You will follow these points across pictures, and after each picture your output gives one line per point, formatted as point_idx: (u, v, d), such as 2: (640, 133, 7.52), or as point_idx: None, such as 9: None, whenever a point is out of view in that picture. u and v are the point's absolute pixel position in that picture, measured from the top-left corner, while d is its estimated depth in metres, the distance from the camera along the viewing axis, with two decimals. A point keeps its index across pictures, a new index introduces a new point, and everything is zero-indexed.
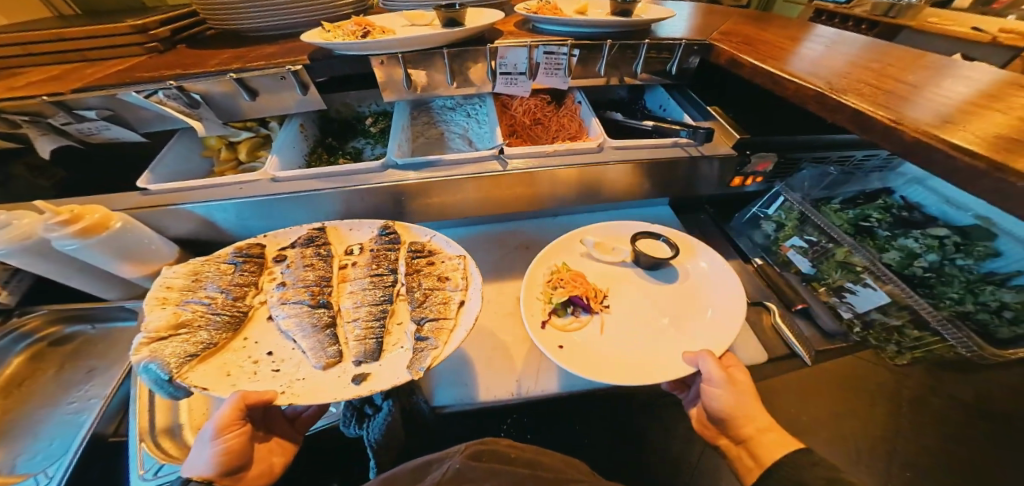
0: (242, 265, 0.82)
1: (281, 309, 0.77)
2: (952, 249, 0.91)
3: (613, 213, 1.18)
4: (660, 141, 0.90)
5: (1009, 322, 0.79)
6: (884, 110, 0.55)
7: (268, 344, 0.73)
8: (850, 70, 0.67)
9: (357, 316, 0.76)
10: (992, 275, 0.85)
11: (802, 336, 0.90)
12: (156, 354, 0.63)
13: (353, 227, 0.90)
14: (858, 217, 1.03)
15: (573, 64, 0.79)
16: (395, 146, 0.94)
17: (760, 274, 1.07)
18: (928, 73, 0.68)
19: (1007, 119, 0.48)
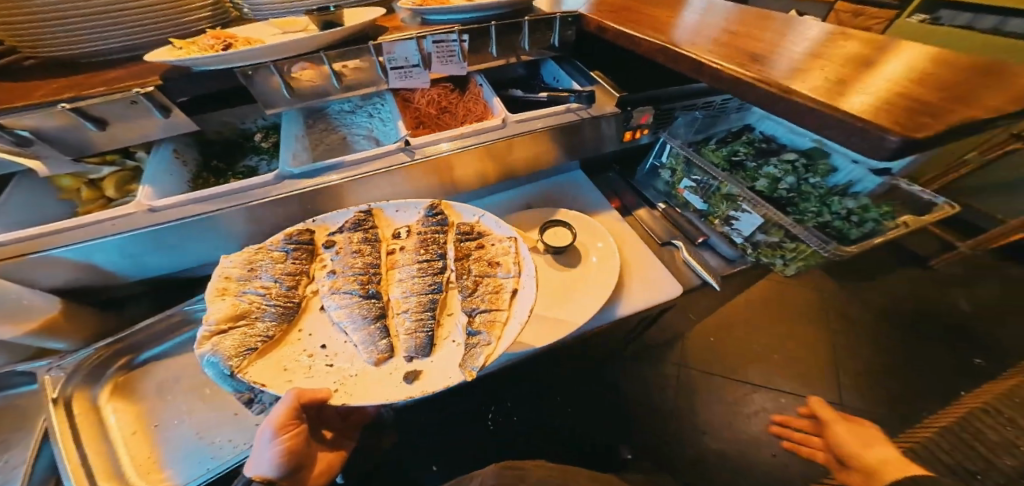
0: (294, 253, 0.79)
1: (333, 298, 0.74)
2: (805, 170, 0.87)
3: (536, 186, 1.08)
4: (553, 109, 0.92)
5: (857, 225, 0.77)
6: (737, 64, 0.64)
7: (318, 335, 0.72)
8: (703, 32, 0.78)
9: (406, 307, 0.74)
10: (837, 188, 0.84)
11: (706, 264, 0.88)
12: (219, 344, 0.64)
13: (398, 209, 0.88)
14: (730, 153, 0.94)
15: (465, 49, 0.83)
16: (290, 155, 0.91)
17: (665, 218, 1.00)
18: (799, 46, 0.70)
19: (816, 63, 0.63)
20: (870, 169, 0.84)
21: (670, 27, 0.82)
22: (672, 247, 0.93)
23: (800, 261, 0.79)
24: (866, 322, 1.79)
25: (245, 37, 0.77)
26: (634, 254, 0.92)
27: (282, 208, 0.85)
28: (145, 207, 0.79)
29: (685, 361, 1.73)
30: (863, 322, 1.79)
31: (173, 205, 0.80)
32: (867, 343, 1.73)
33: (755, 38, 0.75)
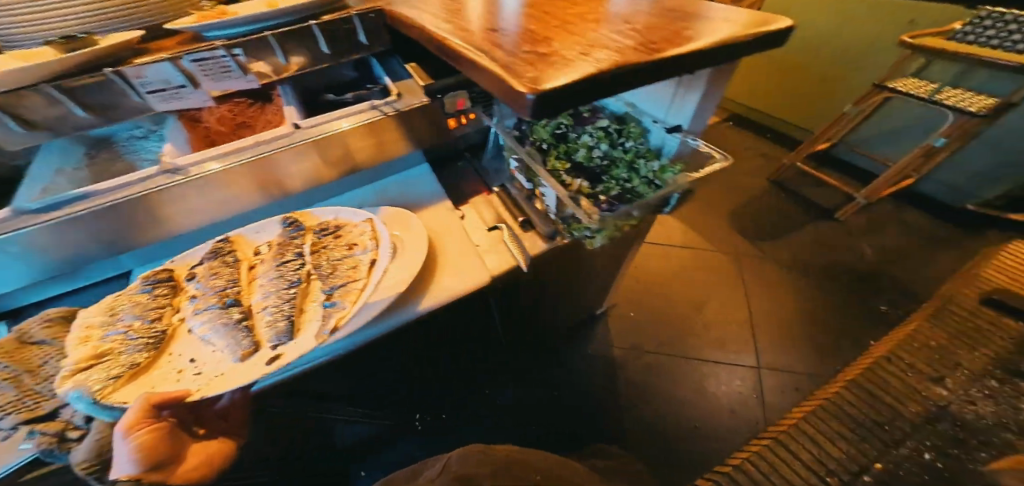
0: (154, 291, 0.68)
1: (196, 318, 0.65)
2: (617, 135, 0.90)
3: (373, 189, 0.98)
4: (349, 107, 0.80)
5: (651, 186, 0.79)
6: (505, 46, 0.54)
7: (184, 351, 0.63)
8: (489, 11, 0.69)
9: (268, 304, 0.68)
10: (640, 152, 0.85)
11: (520, 246, 0.83)
12: (84, 380, 0.54)
13: (258, 230, 0.81)
14: (555, 127, 0.94)
15: (244, 62, 0.72)
16: (34, 190, 0.64)
17: (496, 201, 0.93)
18: (592, 23, 0.62)
19: (581, 38, 0.55)
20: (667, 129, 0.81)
21: (464, 7, 0.73)
22: (497, 230, 0.87)
23: (602, 232, 0.77)
24: (779, 281, 1.81)
25: None
26: (450, 246, 0.83)
27: (76, 232, 0.65)
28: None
29: (610, 343, 1.77)
30: (776, 281, 1.81)
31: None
32: (780, 303, 1.75)
33: (551, 14, 0.67)
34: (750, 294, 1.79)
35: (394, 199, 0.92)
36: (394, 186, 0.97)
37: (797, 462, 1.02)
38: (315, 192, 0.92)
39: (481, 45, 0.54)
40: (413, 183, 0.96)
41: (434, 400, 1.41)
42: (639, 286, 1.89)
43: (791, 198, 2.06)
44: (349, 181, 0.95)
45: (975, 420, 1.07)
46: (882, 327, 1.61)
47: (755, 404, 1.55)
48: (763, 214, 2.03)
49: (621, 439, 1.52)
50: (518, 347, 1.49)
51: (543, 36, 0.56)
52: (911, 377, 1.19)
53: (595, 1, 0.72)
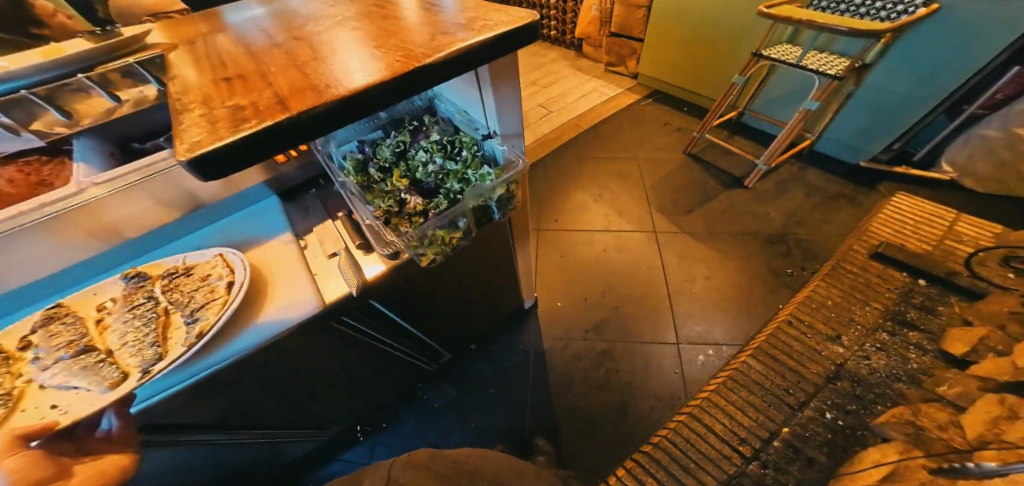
0: None
1: (44, 374, 0.62)
2: (453, 147, 0.90)
3: (218, 228, 0.97)
4: (148, 159, 0.80)
5: (476, 196, 0.83)
6: (225, 95, 0.53)
7: (38, 401, 0.59)
8: (258, 48, 0.68)
9: (127, 341, 0.69)
10: (472, 163, 0.87)
11: (353, 266, 0.84)
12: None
13: (97, 289, 0.78)
14: (394, 145, 0.93)
15: (12, 123, 0.67)
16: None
17: (344, 225, 0.93)
18: (343, 55, 0.62)
19: (312, 79, 0.55)
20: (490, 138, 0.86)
21: (245, 42, 0.71)
22: (336, 257, 0.87)
23: (433, 248, 0.82)
24: (694, 255, 1.85)
25: None
26: (285, 281, 0.82)
27: None
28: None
29: (539, 335, 1.80)
30: (693, 255, 1.86)
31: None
32: (697, 276, 1.80)
33: (317, 47, 0.65)
34: (669, 270, 1.84)
35: (233, 237, 0.91)
36: (235, 225, 0.95)
37: (712, 434, 1.04)
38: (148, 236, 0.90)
39: (199, 95, 0.54)
40: (255, 220, 0.94)
41: (351, 414, 1.41)
42: (565, 274, 1.92)
43: (705, 171, 2.12)
44: (186, 219, 0.93)
45: (869, 373, 1.08)
46: (783, 287, 1.69)
47: (675, 379, 1.59)
48: (679, 190, 2.07)
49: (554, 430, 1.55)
50: (433, 351, 1.49)
51: (275, 80, 0.55)
52: (811, 339, 1.22)
53: (367, 27, 0.71)
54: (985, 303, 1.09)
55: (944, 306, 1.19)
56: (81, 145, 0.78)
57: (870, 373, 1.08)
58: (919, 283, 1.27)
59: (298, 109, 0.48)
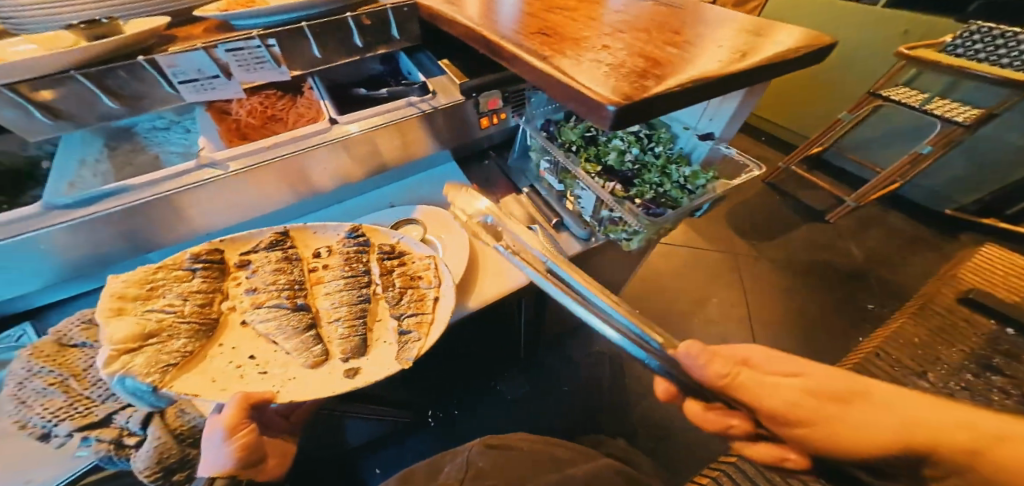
0: (201, 272, 0.67)
1: (257, 314, 0.64)
2: (648, 141, 0.87)
3: (397, 188, 0.94)
4: (389, 105, 0.80)
5: (689, 193, 0.76)
6: (550, 48, 0.55)
7: (245, 345, 0.62)
8: (530, 11, 0.69)
9: (337, 317, 0.66)
10: (680, 155, 0.82)
11: (557, 247, 0.79)
12: (129, 365, 0.52)
13: (318, 227, 0.77)
14: (583, 129, 0.88)
15: (278, 53, 0.69)
16: (63, 185, 0.62)
17: (529, 203, 0.91)
18: (634, 26, 0.63)
19: (631, 43, 0.56)
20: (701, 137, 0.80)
21: (506, 3, 0.72)
22: (531, 231, 0.83)
23: (637, 239, 0.73)
24: (779, 279, 1.85)
25: None
26: (489, 245, 0.82)
27: (112, 226, 0.63)
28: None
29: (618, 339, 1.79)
30: (772, 280, 1.85)
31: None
32: (778, 303, 1.77)
33: (596, 17, 0.66)
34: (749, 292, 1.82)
35: (426, 200, 0.91)
36: (418, 186, 0.94)
37: None
38: (342, 190, 0.86)
39: (537, 43, 0.56)
40: (443, 181, 0.95)
41: (445, 393, 1.39)
42: (643, 283, 1.89)
43: (782, 202, 2.14)
44: (382, 178, 0.91)
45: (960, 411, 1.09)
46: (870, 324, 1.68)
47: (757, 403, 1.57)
48: (760, 214, 2.09)
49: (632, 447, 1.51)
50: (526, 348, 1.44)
51: (598, 39, 0.57)
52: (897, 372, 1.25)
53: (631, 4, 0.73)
54: None
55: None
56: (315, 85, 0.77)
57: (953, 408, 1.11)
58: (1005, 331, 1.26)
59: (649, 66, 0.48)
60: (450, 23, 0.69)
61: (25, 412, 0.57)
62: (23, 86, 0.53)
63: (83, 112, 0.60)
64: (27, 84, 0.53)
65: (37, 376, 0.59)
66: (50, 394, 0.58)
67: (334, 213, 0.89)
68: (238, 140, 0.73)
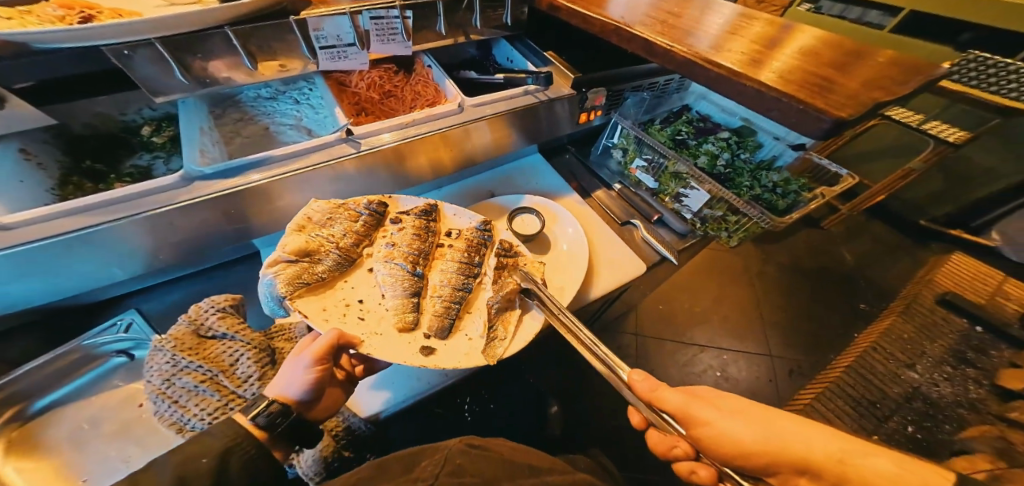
0: (366, 218, 0.66)
1: (385, 267, 0.62)
2: (737, 147, 0.98)
3: (494, 175, 0.93)
4: (511, 92, 0.83)
5: (782, 197, 0.90)
6: (700, 52, 0.62)
7: (361, 291, 0.61)
8: (643, 9, 0.75)
9: (442, 293, 0.62)
10: (763, 163, 0.96)
11: (663, 241, 0.86)
12: (280, 271, 0.56)
13: (456, 212, 0.74)
14: (674, 133, 1.01)
15: (410, 27, 0.68)
16: (195, 152, 0.63)
17: (622, 198, 0.95)
18: (759, 32, 0.69)
19: (765, 49, 0.63)
20: (787, 145, 0.95)
21: (630, 4, 0.77)
22: (631, 226, 0.89)
23: (740, 234, 0.84)
24: (795, 278, 1.85)
25: (120, 10, 0.53)
26: (597, 232, 0.85)
27: (212, 211, 0.61)
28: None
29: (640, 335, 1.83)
30: (778, 282, 1.82)
31: (34, 221, 0.52)
32: (783, 302, 1.75)
33: (720, 21, 0.72)
34: (760, 296, 1.76)
35: (530, 187, 0.92)
36: (516, 174, 0.94)
37: None
38: (440, 178, 0.84)
39: (704, 48, 0.62)
40: (533, 173, 0.95)
41: None
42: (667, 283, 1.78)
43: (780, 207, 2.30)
44: (501, 160, 0.94)
45: (940, 397, 1.12)
46: None
47: (769, 388, 1.47)
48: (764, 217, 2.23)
49: (637, 461, 1.28)
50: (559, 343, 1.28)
51: (737, 46, 0.64)
52: None
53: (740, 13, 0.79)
54: None
55: (995, 350, 1.20)
56: (437, 66, 0.80)
57: (940, 398, 1.12)
58: (975, 329, 1.25)
59: (801, 77, 0.56)
60: (588, 17, 0.73)
61: (180, 412, 0.56)
62: (174, 40, 0.51)
63: (220, 71, 0.59)
64: (179, 38, 0.51)
65: (187, 372, 0.57)
66: (203, 392, 0.57)
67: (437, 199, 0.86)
68: (359, 113, 0.79)
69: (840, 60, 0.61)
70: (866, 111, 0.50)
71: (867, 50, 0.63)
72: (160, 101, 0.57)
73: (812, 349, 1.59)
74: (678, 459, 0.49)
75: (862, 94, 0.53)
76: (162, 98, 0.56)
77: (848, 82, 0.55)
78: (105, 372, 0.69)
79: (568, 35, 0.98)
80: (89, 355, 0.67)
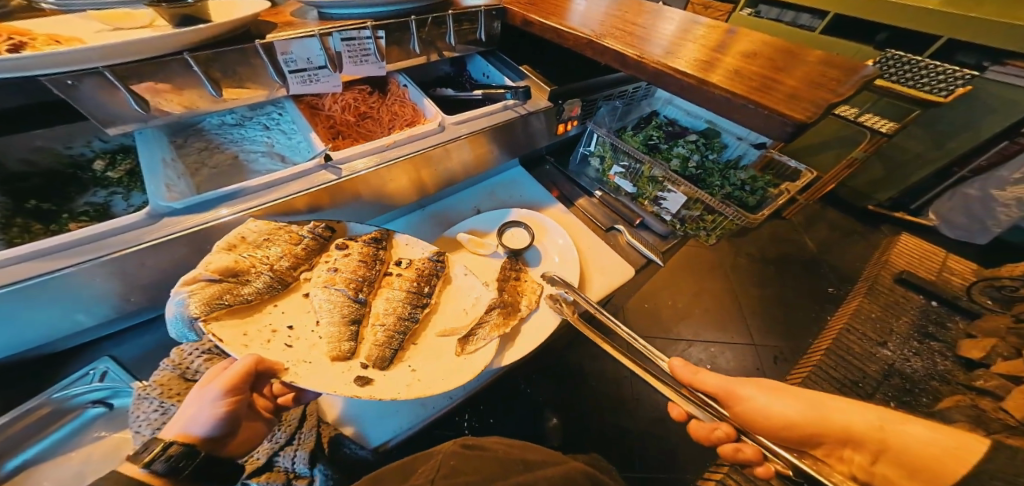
0: (307, 241, 0.61)
1: (323, 292, 0.58)
2: (705, 148, 1.02)
3: (478, 190, 0.93)
4: (491, 107, 0.82)
5: (751, 193, 0.93)
6: (671, 62, 0.64)
7: (292, 318, 0.56)
8: (609, 22, 0.77)
9: (382, 322, 0.57)
10: (732, 162, 1.01)
11: (648, 244, 0.87)
12: (196, 290, 0.50)
13: (411, 240, 0.70)
14: (645, 139, 1.03)
15: (383, 47, 0.67)
16: (162, 187, 0.59)
17: (603, 204, 0.96)
18: (720, 41, 0.73)
19: (728, 57, 0.67)
20: (750, 145, 1.00)
21: (597, 19, 0.80)
22: (615, 232, 0.91)
23: (718, 232, 0.87)
24: (766, 267, 1.95)
25: (57, 35, 0.48)
26: (584, 239, 0.87)
27: (187, 245, 0.57)
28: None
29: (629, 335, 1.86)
30: (751, 271, 1.92)
31: None
32: (758, 292, 1.83)
33: (683, 31, 0.76)
34: (737, 288, 1.84)
35: (515, 199, 0.93)
36: (499, 188, 0.95)
37: None
38: (427, 196, 0.84)
39: (673, 59, 0.65)
40: (518, 185, 0.96)
41: None
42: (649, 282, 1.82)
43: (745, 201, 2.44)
44: (486, 174, 0.94)
45: (913, 372, 1.19)
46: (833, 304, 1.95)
47: (756, 376, 1.52)
48: None
49: (639, 463, 1.26)
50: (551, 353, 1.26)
51: (702, 54, 0.67)
52: None
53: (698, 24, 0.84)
54: (984, 320, 1.25)
55: (951, 322, 1.33)
56: (413, 84, 0.79)
57: (914, 372, 1.20)
58: (931, 303, 1.37)
59: (763, 81, 0.60)
60: (561, 31, 0.75)
61: None
62: (125, 68, 0.48)
63: (180, 99, 0.55)
64: (131, 66, 0.48)
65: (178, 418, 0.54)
66: None
67: (423, 218, 0.86)
68: (336, 137, 0.76)
69: (795, 64, 0.66)
70: (825, 111, 0.54)
71: (816, 54, 0.69)
72: (113, 132, 0.53)
73: (789, 334, 1.68)
74: (719, 440, 0.55)
75: (818, 98, 0.55)
76: (115, 129, 0.52)
77: (805, 85, 0.59)
78: (81, 425, 0.64)
79: (539, 49, 1.00)
80: (58, 411, 0.61)
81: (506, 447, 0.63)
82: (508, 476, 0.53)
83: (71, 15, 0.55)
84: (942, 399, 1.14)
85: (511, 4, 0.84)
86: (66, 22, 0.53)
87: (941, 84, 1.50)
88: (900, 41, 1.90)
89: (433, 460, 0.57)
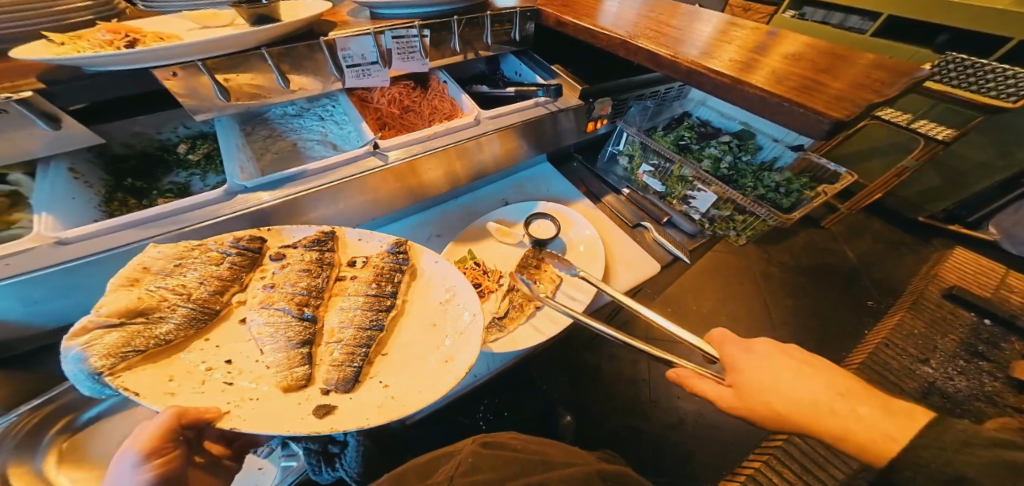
0: (235, 259, 0.58)
1: (260, 314, 0.55)
2: (738, 149, 1.01)
3: (508, 183, 0.97)
4: (523, 103, 0.86)
5: (785, 196, 0.91)
6: (702, 61, 0.66)
7: (222, 353, 0.52)
8: (642, 22, 0.79)
9: (340, 339, 0.54)
10: (765, 164, 0.99)
11: (676, 241, 0.87)
12: (93, 342, 0.44)
13: (362, 236, 0.68)
14: (676, 139, 1.03)
15: (427, 45, 0.72)
16: (236, 168, 0.66)
17: (631, 201, 0.97)
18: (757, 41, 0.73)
19: (760, 55, 0.67)
20: (786, 146, 0.98)
21: (629, 18, 0.82)
22: (641, 229, 0.91)
23: (748, 232, 0.87)
24: (800, 276, 1.87)
25: (158, 33, 0.56)
26: (611, 234, 0.89)
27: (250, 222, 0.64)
28: (49, 239, 0.53)
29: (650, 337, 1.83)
30: (784, 281, 1.84)
31: (93, 234, 0.55)
32: (790, 301, 1.76)
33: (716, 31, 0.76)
34: (768, 296, 1.78)
35: (543, 193, 0.96)
36: (529, 182, 0.98)
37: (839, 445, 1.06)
38: (460, 187, 0.88)
39: (707, 60, 0.66)
40: (547, 179, 0.99)
41: None
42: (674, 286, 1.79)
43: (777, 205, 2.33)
44: (516, 168, 0.98)
45: (957, 392, 1.12)
46: None
47: None
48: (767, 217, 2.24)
49: (655, 464, 1.26)
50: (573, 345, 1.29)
51: (736, 54, 0.68)
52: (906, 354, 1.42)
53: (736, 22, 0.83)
54: None
55: (1006, 343, 1.22)
56: (452, 79, 0.84)
57: (957, 392, 1.13)
58: (984, 322, 1.28)
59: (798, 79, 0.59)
60: (595, 31, 0.77)
61: None
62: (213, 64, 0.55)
63: (254, 92, 0.61)
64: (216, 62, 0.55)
65: None
66: None
67: (455, 208, 0.90)
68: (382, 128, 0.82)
69: (833, 64, 0.65)
70: (864, 112, 0.53)
71: (856, 56, 0.67)
72: (201, 119, 0.60)
73: (824, 349, 1.60)
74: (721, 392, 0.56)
75: (859, 98, 0.55)
76: (203, 116, 0.59)
77: (839, 85, 0.59)
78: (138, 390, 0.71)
79: (570, 49, 1.03)
80: None
81: (525, 442, 0.66)
82: (524, 474, 0.55)
83: (165, 16, 0.63)
84: (988, 421, 1.06)
85: (545, 6, 0.87)
86: (163, 22, 0.61)
87: (1006, 90, 1.40)
88: (961, 43, 1.78)
89: (454, 459, 0.59)
